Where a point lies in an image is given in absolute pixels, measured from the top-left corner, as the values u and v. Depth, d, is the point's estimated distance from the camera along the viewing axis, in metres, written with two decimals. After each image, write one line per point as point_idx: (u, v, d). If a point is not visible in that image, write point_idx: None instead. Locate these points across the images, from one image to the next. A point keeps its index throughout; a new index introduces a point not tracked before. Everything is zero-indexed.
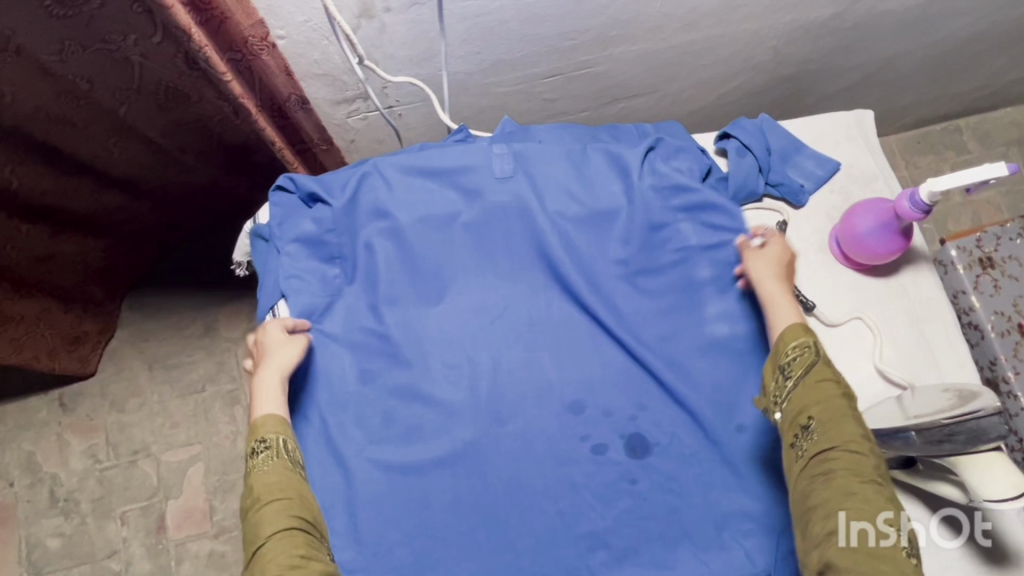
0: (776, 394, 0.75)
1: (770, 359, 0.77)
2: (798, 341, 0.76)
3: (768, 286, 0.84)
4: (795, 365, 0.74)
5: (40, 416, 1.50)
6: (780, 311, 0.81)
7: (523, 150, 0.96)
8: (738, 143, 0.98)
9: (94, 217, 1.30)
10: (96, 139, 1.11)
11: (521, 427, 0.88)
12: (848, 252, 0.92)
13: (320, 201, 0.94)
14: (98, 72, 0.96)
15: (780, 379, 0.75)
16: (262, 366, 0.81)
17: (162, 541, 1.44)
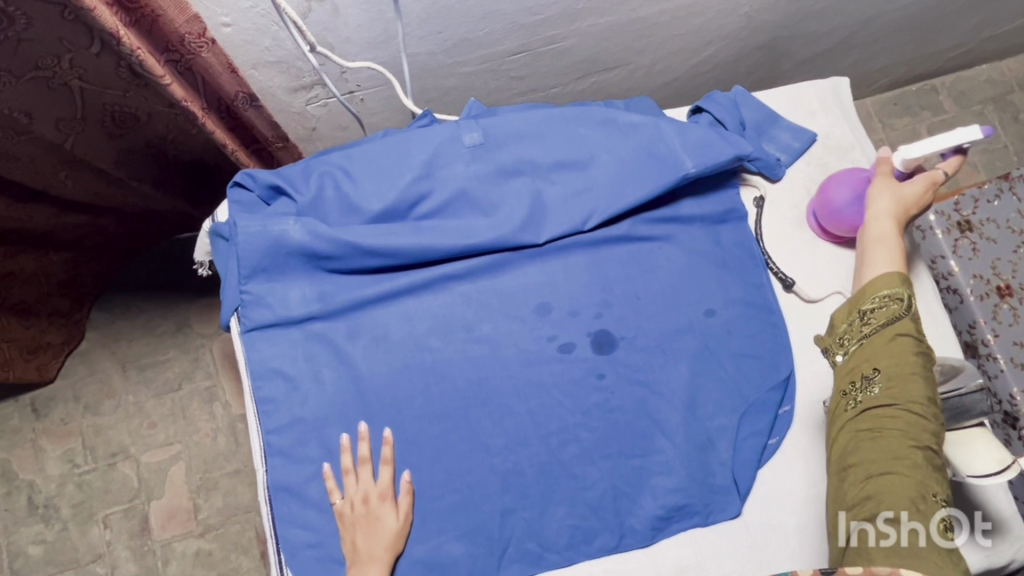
0: (849, 334, 0.80)
1: (853, 297, 0.81)
2: (887, 294, 0.77)
3: (882, 225, 0.82)
4: (876, 314, 0.77)
5: (12, 423, 1.46)
6: (881, 256, 0.81)
7: (492, 125, 0.90)
8: (710, 117, 0.93)
9: (51, 232, 1.28)
10: (44, 171, 1.08)
11: (489, 332, 0.88)
12: (826, 227, 0.90)
13: (283, 193, 0.88)
14: (38, 103, 0.93)
15: (857, 322, 0.79)
16: (359, 537, 0.78)
17: (148, 543, 1.42)
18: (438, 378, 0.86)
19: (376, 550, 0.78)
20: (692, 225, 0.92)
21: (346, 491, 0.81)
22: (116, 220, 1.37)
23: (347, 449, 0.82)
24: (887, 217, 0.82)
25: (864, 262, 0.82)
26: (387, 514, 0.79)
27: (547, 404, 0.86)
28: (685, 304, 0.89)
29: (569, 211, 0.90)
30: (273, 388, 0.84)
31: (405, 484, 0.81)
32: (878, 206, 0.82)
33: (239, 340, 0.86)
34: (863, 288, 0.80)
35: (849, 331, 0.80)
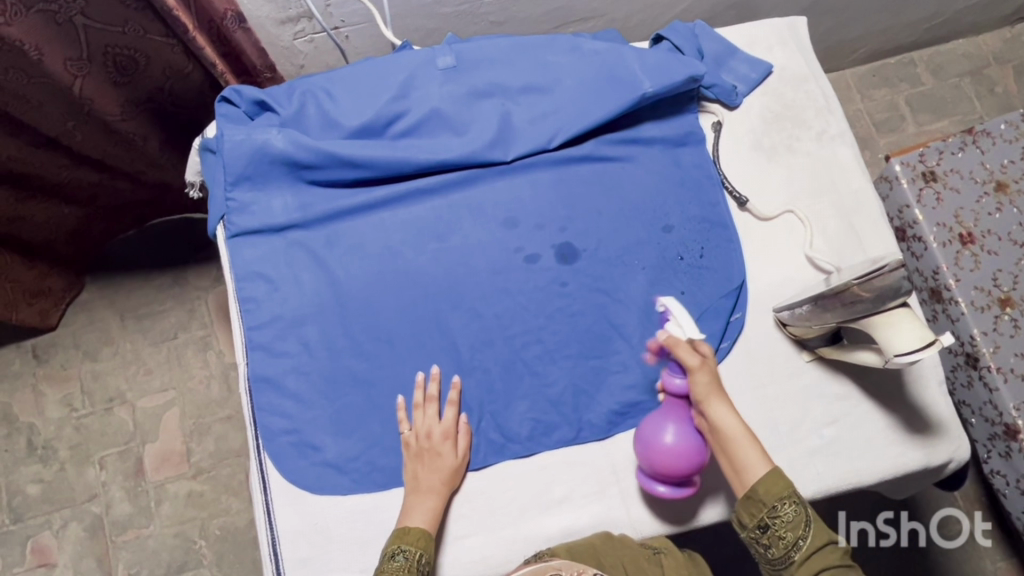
0: (770, 553, 0.74)
1: (748, 506, 0.76)
2: (782, 499, 0.74)
3: (726, 425, 0.78)
4: (784, 525, 0.74)
5: (14, 368, 1.52)
6: (752, 453, 0.77)
7: (464, 50, 0.97)
8: (669, 44, 0.99)
9: (64, 185, 1.24)
10: (52, 122, 1.05)
11: (460, 242, 0.93)
12: (662, 475, 0.81)
13: (268, 109, 0.94)
14: (43, 41, 0.91)
15: (763, 535, 0.74)
16: (421, 467, 0.83)
17: (141, 484, 1.46)
18: (409, 283, 0.91)
19: (435, 484, 0.82)
20: (652, 147, 0.98)
21: (414, 428, 0.85)
22: (130, 184, 1.32)
23: (420, 385, 0.86)
24: (726, 414, 0.79)
25: (735, 469, 0.77)
26: (447, 452, 0.84)
27: (512, 309, 0.91)
28: (644, 220, 0.95)
29: (536, 131, 0.95)
30: (255, 289, 0.90)
31: (465, 426, 0.86)
32: (710, 410, 0.79)
33: (225, 246, 0.92)
34: (752, 498, 0.75)
35: (768, 549, 0.74)
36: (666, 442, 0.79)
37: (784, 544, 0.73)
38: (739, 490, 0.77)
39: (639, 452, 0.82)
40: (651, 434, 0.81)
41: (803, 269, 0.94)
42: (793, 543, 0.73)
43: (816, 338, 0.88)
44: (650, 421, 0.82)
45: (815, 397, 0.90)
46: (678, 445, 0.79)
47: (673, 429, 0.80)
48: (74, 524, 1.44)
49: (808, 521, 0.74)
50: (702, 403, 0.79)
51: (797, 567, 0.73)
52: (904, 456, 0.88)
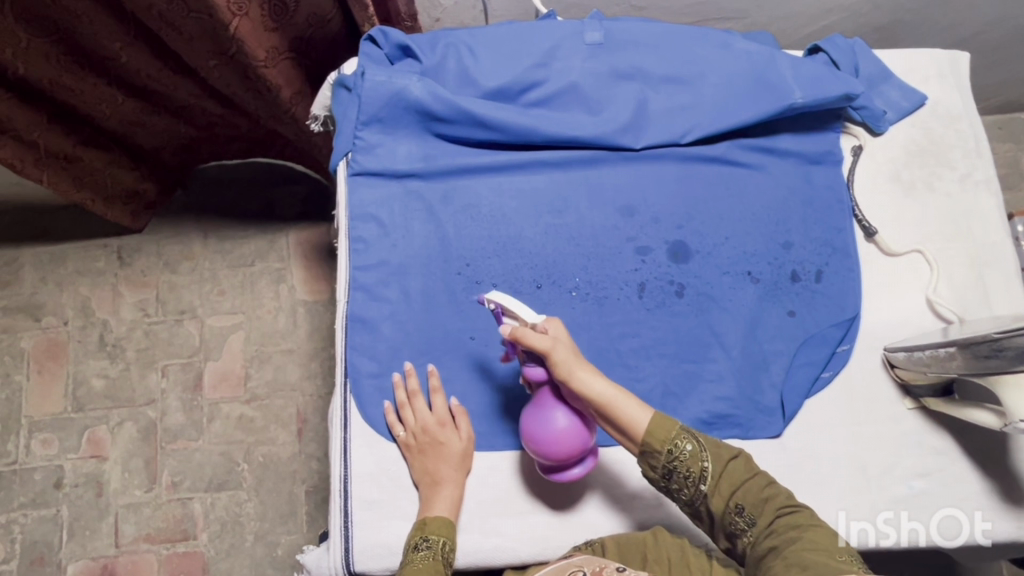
0: (684, 494, 0.72)
1: (645, 458, 0.73)
2: (673, 439, 0.72)
3: (600, 390, 0.74)
4: (683, 461, 0.72)
5: (98, 265, 1.56)
6: (631, 409, 0.74)
7: (614, 29, 0.95)
8: (826, 57, 0.95)
9: (187, 108, 1.26)
10: (196, 55, 1.02)
11: (574, 221, 0.92)
12: (565, 462, 0.79)
13: (408, 55, 0.94)
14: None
15: (671, 481, 0.72)
16: (439, 462, 0.82)
17: (198, 399, 1.50)
18: (516, 252, 0.91)
19: (449, 472, 0.82)
20: (786, 160, 0.95)
21: (416, 423, 0.84)
22: (249, 121, 1.32)
23: (400, 383, 0.85)
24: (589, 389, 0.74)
25: (622, 429, 0.74)
26: (449, 437, 0.83)
27: (614, 297, 0.90)
28: (765, 232, 0.92)
29: (670, 124, 0.93)
30: (366, 230, 0.91)
31: (456, 407, 0.85)
32: (578, 384, 0.75)
33: (344, 183, 0.93)
34: (647, 448, 0.73)
35: (681, 492, 0.72)
36: (559, 432, 0.77)
37: (691, 482, 0.72)
38: (634, 446, 0.74)
39: (535, 449, 0.79)
40: (540, 430, 0.78)
41: (922, 312, 0.90)
42: (698, 478, 0.71)
43: (925, 386, 0.85)
44: (534, 417, 0.79)
45: (911, 443, 0.86)
46: (570, 427, 0.77)
47: (559, 418, 0.78)
48: (129, 424, 1.48)
49: (704, 450, 0.72)
50: (570, 379, 0.75)
51: (712, 499, 0.71)
52: (992, 524, 0.83)
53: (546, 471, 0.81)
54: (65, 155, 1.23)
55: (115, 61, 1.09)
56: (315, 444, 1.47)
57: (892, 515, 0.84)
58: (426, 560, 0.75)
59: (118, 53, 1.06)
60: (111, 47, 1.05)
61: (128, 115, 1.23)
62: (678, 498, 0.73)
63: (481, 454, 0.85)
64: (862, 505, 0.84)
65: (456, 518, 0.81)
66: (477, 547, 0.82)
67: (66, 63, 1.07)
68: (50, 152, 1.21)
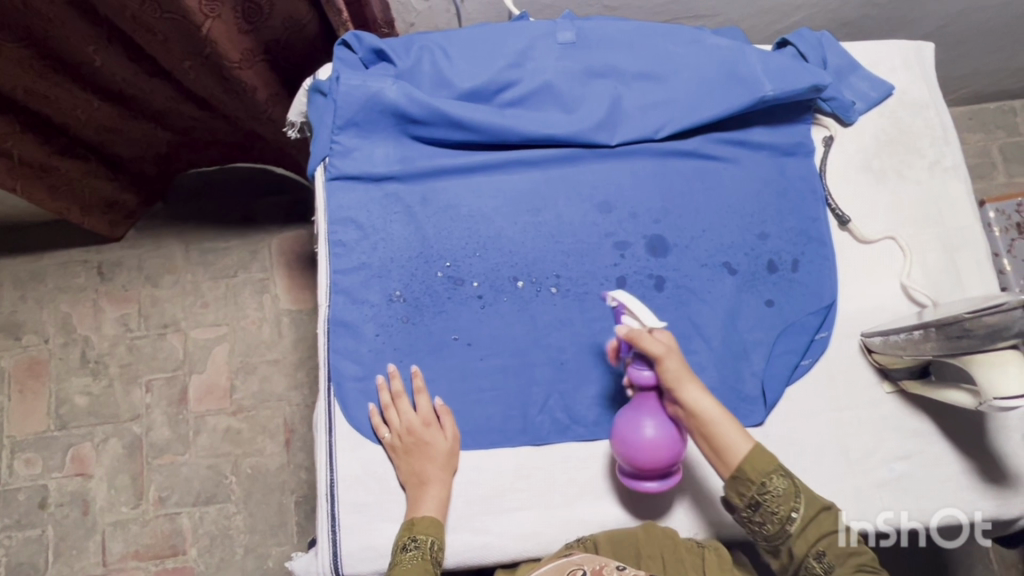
0: (766, 530, 0.75)
1: (734, 485, 0.76)
2: (769, 473, 0.75)
3: (705, 408, 0.77)
4: (776, 500, 0.75)
5: (79, 281, 1.55)
6: (732, 431, 0.77)
7: (586, 28, 0.96)
8: (794, 50, 0.97)
9: (164, 113, 1.25)
10: (171, 56, 1.03)
11: (553, 219, 0.93)
12: (644, 472, 0.79)
13: (382, 59, 0.95)
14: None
15: (756, 513, 0.75)
16: (426, 462, 0.82)
17: (183, 413, 1.48)
18: (495, 250, 0.91)
19: (435, 472, 0.82)
20: (759, 152, 0.96)
21: (403, 425, 0.83)
22: (227, 125, 1.31)
23: (383, 385, 0.85)
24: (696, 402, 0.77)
25: (718, 451, 0.77)
26: (435, 437, 0.83)
27: (594, 292, 0.91)
28: (740, 224, 0.93)
29: (645, 120, 0.94)
30: (346, 234, 0.91)
31: (439, 407, 0.85)
32: (684, 396, 0.77)
33: (322, 187, 0.93)
34: (740, 478, 0.76)
35: (763, 526, 0.75)
36: (647, 436, 0.77)
37: (778, 519, 0.75)
38: (724, 471, 0.77)
39: (621, 452, 0.79)
40: (628, 432, 0.78)
41: (897, 298, 0.91)
42: (786, 517, 0.75)
43: (902, 369, 0.86)
44: (627, 417, 0.79)
45: (890, 427, 0.88)
46: (658, 437, 0.77)
47: (652, 425, 0.77)
48: (114, 440, 1.47)
49: (798, 492, 0.75)
50: (677, 389, 0.77)
51: (794, 540, 0.74)
52: (975, 503, 0.85)
53: (627, 477, 0.81)
54: (40, 164, 1.23)
55: (90, 68, 1.09)
56: (303, 454, 1.46)
57: (892, 515, 0.84)
58: (415, 561, 0.76)
59: (91, 57, 1.06)
60: (85, 52, 1.05)
61: (104, 121, 1.22)
62: (757, 531, 0.76)
63: (468, 452, 0.85)
64: (846, 492, 0.85)
65: (445, 517, 0.82)
66: (467, 546, 0.82)
67: (40, 68, 1.07)
68: (25, 161, 1.21)
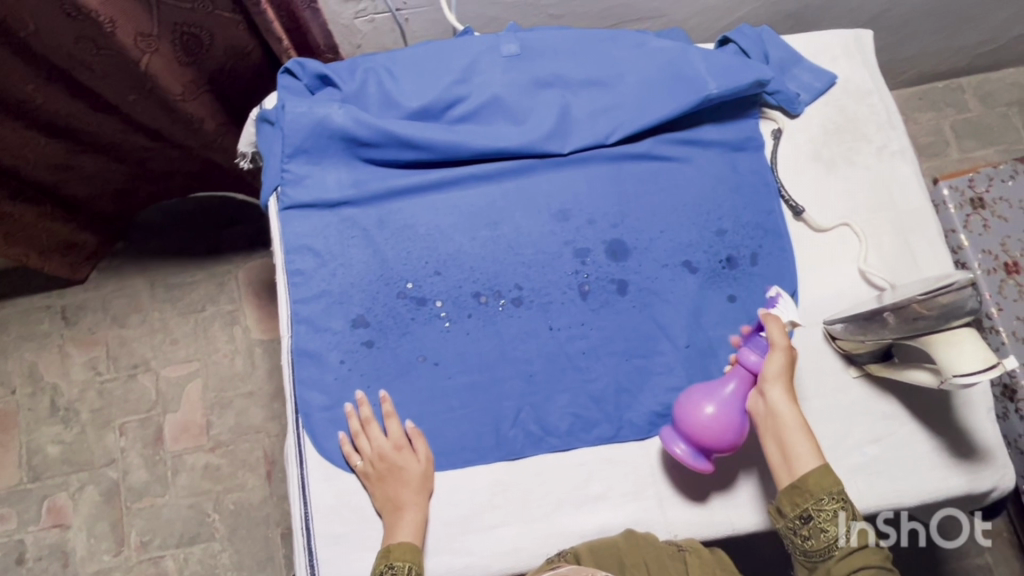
0: (807, 544, 0.74)
1: (791, 494, 0.76)
2: (831, 493, 0.74)
3: (785, 411, 0.79)
4: (826, 519, 0.73)
5: (43, 328, 1.52)
6: (803, 444, 0.77)
7: (529, 39, 0.96)
8: (735, 47, 0.98)
9: (116, 145, 1.23)
10: (113, 90, 1.02)
11: (510, 232, 0.93)
12: (685, 434, 0.80)
13: (328, 84, 0.94)
14: (117, 13, 0.88)
15: (803, 525, 0.74)
16: (401, 488, 0.81)
17: (159, 453, 1.46)
18: (456, 266, 0.91)
19: (410, 497, 0.81)
20: (710, 149, 0.97)
21: (375, 452, 0.82)
22: (182, 154, 1.29)
23: (352, 413, 0.85)
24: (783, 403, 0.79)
25: (786, 457, 0.77)
26: (408, 461, 0.82)
27: (557, 301, 0.91)
28: (697, 223, 0.94)
29: (595, 126, 0.95)
30: (303, 262, 0.90)
31: (411, 430, 0.84)
32: (772, 394, 0.79)
33: (276, 218, 0.92)
34: (798, 488, 0.75)
35: (806, 541, 0.74)
36: (710, 405, 0.79)
37: (825, 537, 0.73)
38: (782, 478, 0.77)
39: (680, 405, 0.81)
40: (700, 393, 0.80)
41: (856, 284, 0.92)
42: (833, 538, 0.73)
43: (866, 354, 0.87)
44: (706, 384, 0.82)
45: (860, 414, 0.88)
46: (718, 415, 0.78)
47: (722, 400, 0.80)
48: (90, 487, 1.44)
49: (852, 522, 0.73)
50: (769, 384, 0.80)
51: (834, 563, 0.72)
52: (948, 481, 0.86)
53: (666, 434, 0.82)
54: None
55: (35, 108, 1.08)
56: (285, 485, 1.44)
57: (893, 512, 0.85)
58: None
59: (32, 96, 1.04)
60: (25, 90, 1.02)
61: (53, 159, 1.20)
62: (795, 542, 0.75)
63: (442, 474, 0.85)
64: None
65: (423, 543, 0.81)
66: (447, 568, 0.82)
67: None
68: None
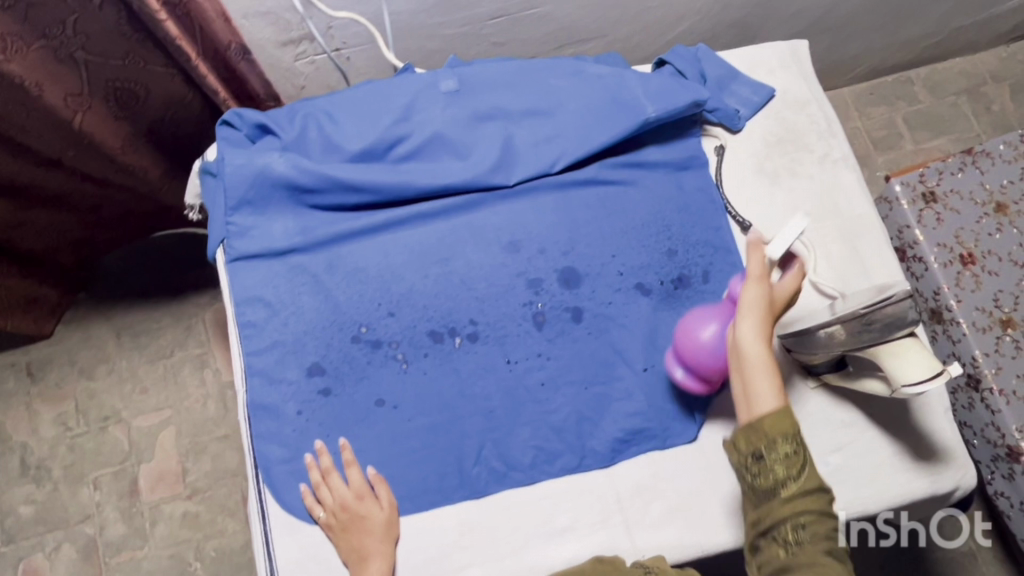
0: (757, 480, 0.72)
1: (746, 431, 0.73)
2: (784, 435, 0.71)
3: (753, 348, 0.72)
4: (778, 459, 0.71)
5: (9, 386, 1.49)
6: (763, 383, 0.72)
7: (467, 73, 0.96)
8: (672, 69, 1.00)
9: (65, 197, 1.21)
10: (51, 147, 1.00)
11: (462, 267, 0.92)
12: (679, 356, 0.85)
13: (268, 132, 0.94)
14: (43, 76, 0.88)
15: (755, 463, 0.72)
16: (365, 537, 0.80)
17: (136, 505, 1.43)
18: (409, 305, 0.91)
19: (375, 545, 0.80)
20: (655, 171, 0.97)
21: (336, 501, 0.82)
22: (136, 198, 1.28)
23: (312, 463, 0.83)
24: (756, 340, 0.72)
25: (747, 394, 0.73)
26: (371, 509, 0.82)
27: (512, 333, 0.90)
28: (647, 244, 0.94)
29: (538, 156, 0.95)
30: (255, 313, 0.89)
31: (373, 476, 0.84)
32: (743, 328, 0.73)
33: (224, 270, 0.91)
34: (753, 427, 0.72)
35: (756, 478, 0.72)
36: (701, 334, 0.81)
37: (774, 478, 0.71)
38: (742, 411, 0.73)
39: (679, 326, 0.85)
40: (695, 318, 0.83)
41: (809, 294, 0.93)
42: (783, 480, 0.71)
43: (820, 366, 0.87)
44: (703, 309, 0.83)
45: (821, 424, 0.89)
46: (708, 344, 0.81)
47: (712, 329, 0.81)
48: (67, 546, 1.41)
49: (802, 466, 0.71)
50: (742, 316, 0.73)
51: (778, 502, 0.71)
52: (914, 484, 0.87)
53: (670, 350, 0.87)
54: None
55: None
56: None
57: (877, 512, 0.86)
58: None
59: None
60: None
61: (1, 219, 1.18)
62: (744, 476, 0.74)
63: (408, 518, 0.84)
64: None
65: None
66: None
67: None
68: None
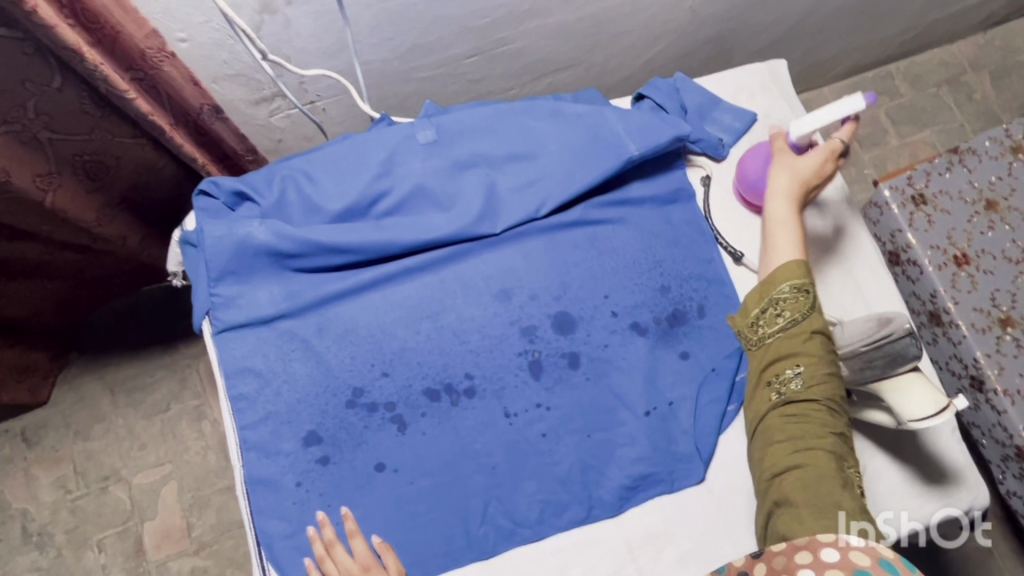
0: (762, 328, 0.80)
1: (759, 290, 0.81)
2: (793, 284, 0.79)
3: (778, 208, 0.84)
4: (785, 304, 0.79)
5: (3, 453, 1.43)
6: (783, 239, 0.83)
7: (445, 122, 0.95)
8: (652, 103, 0.98)
9: (46, 263, 1.18)
10: (28, 224, 0.98)
11: (454, 321, 0.91)
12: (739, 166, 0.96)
13: (246, 199, 0.92)
14: (7, 161, 0.86)
15: (764, 313, 0.80)
16: None
17: (142, 565, 1.38)
18: (403, 364, 0.89)
19: None
20: (642, 207, 0.96)
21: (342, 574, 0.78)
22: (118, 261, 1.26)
23: (314, 536, 0.80)
24: (785, 196, 0.84)
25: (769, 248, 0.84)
26: None
27: (510, 385, 0.89)
28: (640, 283, 0.93)
29: (523, 202, 0.94)
30: (246, 385, 0.87)
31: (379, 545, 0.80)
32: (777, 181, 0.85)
33: (211, 342, 0.89)
34: (767, 283, 0.81)
35: (762, 326, 0.80)
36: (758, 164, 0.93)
37: (780, 321, 0.79)
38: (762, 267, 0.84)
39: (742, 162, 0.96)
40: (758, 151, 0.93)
41: None
42: (788, 322, 0.79)
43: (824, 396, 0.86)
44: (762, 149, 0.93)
45: None
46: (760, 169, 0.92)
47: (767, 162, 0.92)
48: None
49: (811, 309, 0.78)
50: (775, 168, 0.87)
51: (779, 343, 0.79)
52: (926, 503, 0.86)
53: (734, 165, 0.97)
54: None
55: None
56: None
57: (891, 515, 0.85)
58: None
59: None
60: None
61: None
62: (744, 337, 0.82)
63: None
64: None
65: None
66: None
67: None
68: None
